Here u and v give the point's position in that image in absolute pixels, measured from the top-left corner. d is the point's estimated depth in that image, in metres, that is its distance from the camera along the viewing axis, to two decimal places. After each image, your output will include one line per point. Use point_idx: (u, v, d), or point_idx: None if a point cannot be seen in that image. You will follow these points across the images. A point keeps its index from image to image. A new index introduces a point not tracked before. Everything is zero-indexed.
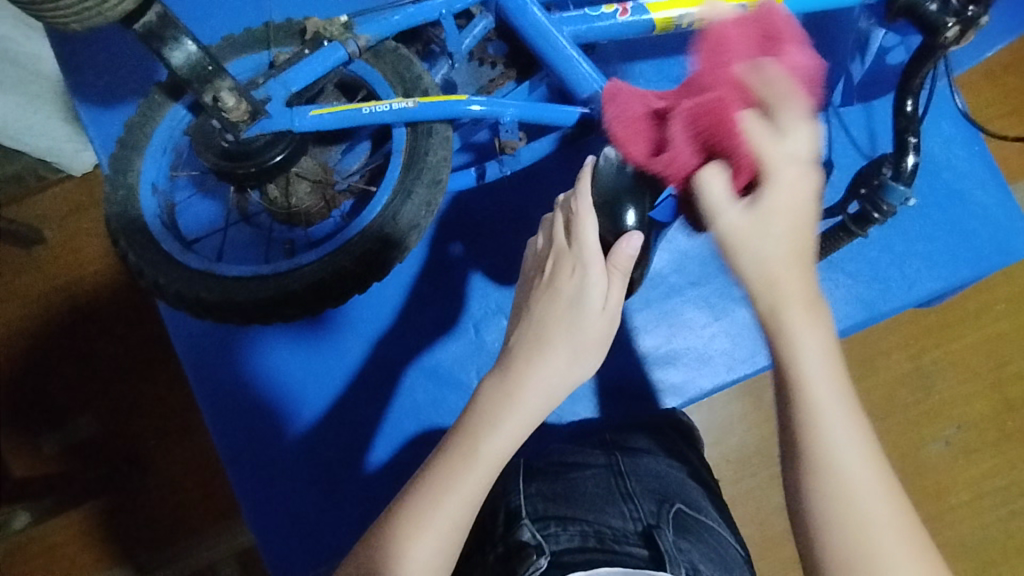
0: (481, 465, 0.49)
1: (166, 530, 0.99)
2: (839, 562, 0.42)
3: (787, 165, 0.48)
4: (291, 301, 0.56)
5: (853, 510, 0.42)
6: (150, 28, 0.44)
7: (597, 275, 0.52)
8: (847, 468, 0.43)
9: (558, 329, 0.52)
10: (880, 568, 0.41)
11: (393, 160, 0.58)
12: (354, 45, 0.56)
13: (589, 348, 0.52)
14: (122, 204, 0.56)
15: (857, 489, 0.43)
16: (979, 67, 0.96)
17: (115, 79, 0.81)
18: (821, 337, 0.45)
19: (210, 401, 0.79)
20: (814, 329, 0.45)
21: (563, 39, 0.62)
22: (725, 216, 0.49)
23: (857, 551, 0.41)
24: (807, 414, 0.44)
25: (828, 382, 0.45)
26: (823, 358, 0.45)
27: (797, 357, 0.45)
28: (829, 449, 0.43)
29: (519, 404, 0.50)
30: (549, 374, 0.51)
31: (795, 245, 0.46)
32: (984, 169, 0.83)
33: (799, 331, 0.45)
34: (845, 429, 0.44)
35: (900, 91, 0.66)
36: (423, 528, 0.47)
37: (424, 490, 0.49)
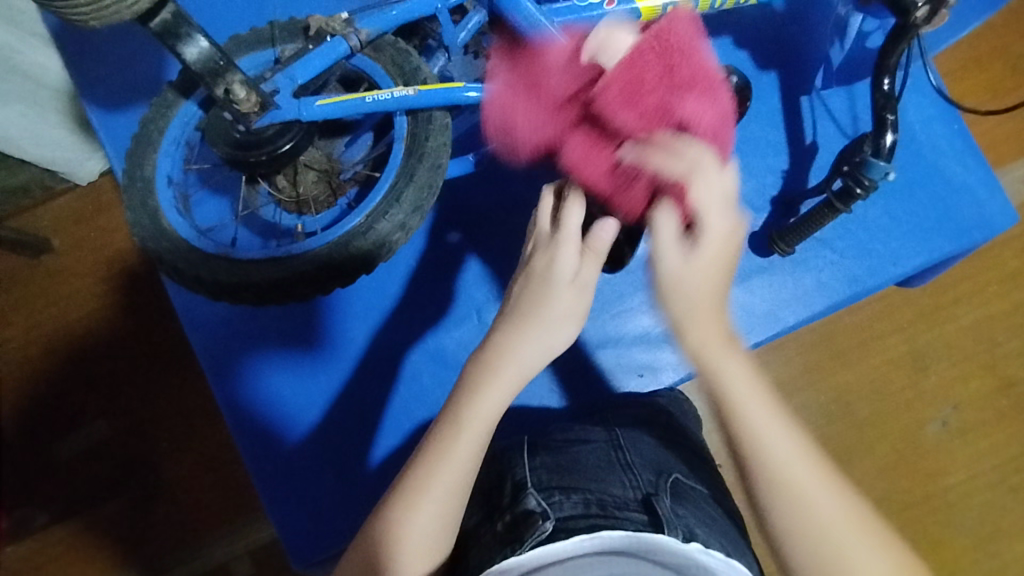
0: (471, 432, 0.53)
1: (183, 527, 1.02)
2: (791, 536, 0.51)
3: (723, 219, 0.55)
4: (304, 280, 0.59)
5: (798, 502, 0.51)
6: (165, 27, 0.47)
7: (567, 251, 0.56)
8: (782, 470, 0.52)
9: (534, 305, 0.55)
10: (816, 511, 0.51)
11: (396, 147, 0.61)
12: (355, 39, 0.59)
13: (566, 317, 0.55)
14: (140, 196, 0.60)
15: (796, 480, 0.52)
16: (961, 52, 0.99)
17: (127, 89, 0.85)
18: (739, 363, 0.54)
19: (223, 389, 0.81)
20: (738, 370, 0.54)
21: (553, 30, 0.64)
22: (667, 257, 0.55)
23: (795, 521, 0.51)
24: (750, 437, 0.53)
25: (754, 399, 0.54)
26: (746, 380, 0.54)
27: (723, 382, 0.54)
28: (773, 465, 0.52)
29: (500, 373, 0.54)
30: (530, 347, 0.55)
31: (718, 255, 0.55)
32: (963, 146, 0.86)
33: (719, 366, 0.54)
34: (783, 446, 0.53)
35: (877, 71, 0.69)
36: (424, 490, 0.52)
37: (424, 457, 0.53)
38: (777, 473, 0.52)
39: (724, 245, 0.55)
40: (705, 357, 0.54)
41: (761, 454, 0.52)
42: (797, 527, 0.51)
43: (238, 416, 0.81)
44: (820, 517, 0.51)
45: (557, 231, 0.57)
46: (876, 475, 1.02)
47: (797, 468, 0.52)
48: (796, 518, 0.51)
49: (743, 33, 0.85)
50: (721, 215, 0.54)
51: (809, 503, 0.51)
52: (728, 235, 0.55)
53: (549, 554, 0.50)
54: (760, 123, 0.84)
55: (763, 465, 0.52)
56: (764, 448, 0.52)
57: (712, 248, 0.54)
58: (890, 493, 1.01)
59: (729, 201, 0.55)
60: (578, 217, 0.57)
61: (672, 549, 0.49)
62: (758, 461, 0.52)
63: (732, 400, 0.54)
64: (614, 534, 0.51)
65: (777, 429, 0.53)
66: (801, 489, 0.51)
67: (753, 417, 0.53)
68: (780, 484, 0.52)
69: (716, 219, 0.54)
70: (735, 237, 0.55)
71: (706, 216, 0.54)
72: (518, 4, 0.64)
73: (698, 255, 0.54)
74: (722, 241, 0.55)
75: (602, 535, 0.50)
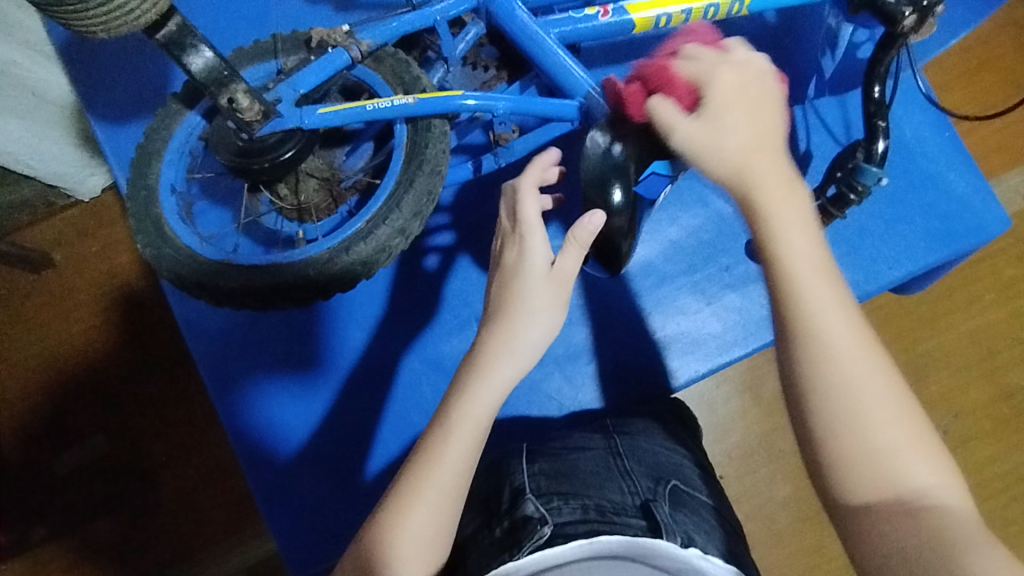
0: (459, 435, 0.52)
1: (181, 541, 1.01)
2: (828, 422, 0.45)
3: (718, 75, 0.54)
4: (305, 285, 0.60)
5: (839, 382, 0.45)
6: (171, 38, 0.49)
7: (535, 241, 0.57)
8: (836, 348, 0.46)
9: (515, 298, 0.56)
10: (860, 402, 0.45)
11: (396, 154, 0.62)
12: (357, 49, 0.61)
13: (544, 305, 0.56)
14: (144, 205, 0.61)
15: (847, 373, 0.45)
16: (951, 64, 1.01)
17: (131, 104, 0.86)
18: (801, 221, 0.49)
19: (223, 399, 0.81)
20: (796, 223, 0.49)
21: (550, 41, 0.66)
22: (680, 127, 0.54)
23: (838, 405, 0.45)
24: (783, 267, 0.48)
25: (808, 262, 0.48)
26: (806, 243, 0.48)
27: (778, 235, 0.48)
28: (819, 337, 0.46)
29: (492, 373, 0.53)
30: (512, 342, 0.54)
31: (776, 165, 0.50)
32: (956, 153, 0.87)
33: (776, 212, 0.49)
34: (834, 320, 0.46)
35: (867, 80, 0.70)
36: (417, 495, 0.51)
37: (416, 463, 0.52)
38: (816, 326, 0.46)
39: (749, 105, 0.52)
40: (757, 187, 0.50)
41: (809, 323, 0.46)
42: (834, 387, 0.45)
43: (238, 426, 0.81)
44: (873, 440, 0.44)
45: (524, 226, 0.58)
46: None
47: (858, 377, 0.45)
48: (827, 356, 0.46)
49: None
50: (757, 118, 0.52)
51: (856, 393, 0.45)
52: (755, 81, 0.54)
53: (548, 558, 0.50)
54: None
55: (812, 337, 0.46)
56: (814, 330, 0.46)
57: (730, 113, 0.52)
58: None
59: (768, 98, 0.53)
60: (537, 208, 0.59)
61: (672, 554, 0.50)
62: (795, 302, 0.47)
63: (772, 231, 0.48)
64: (611, 539, 0.51)
65: (829, 304, 0.47)
66: (857, 394, 0.45)
67: (795, 249, 0.48)
68: (813, 314, 0.46)
69: (735, 108, 0.52)
70: (776, 104, 0.53)
71: (708, 81, 0.54)
72: (514, 16, 0.65)
73: (724, 57, 0.55)
74: (747, 101, 0.53)
75: (601, 540, 0.51)
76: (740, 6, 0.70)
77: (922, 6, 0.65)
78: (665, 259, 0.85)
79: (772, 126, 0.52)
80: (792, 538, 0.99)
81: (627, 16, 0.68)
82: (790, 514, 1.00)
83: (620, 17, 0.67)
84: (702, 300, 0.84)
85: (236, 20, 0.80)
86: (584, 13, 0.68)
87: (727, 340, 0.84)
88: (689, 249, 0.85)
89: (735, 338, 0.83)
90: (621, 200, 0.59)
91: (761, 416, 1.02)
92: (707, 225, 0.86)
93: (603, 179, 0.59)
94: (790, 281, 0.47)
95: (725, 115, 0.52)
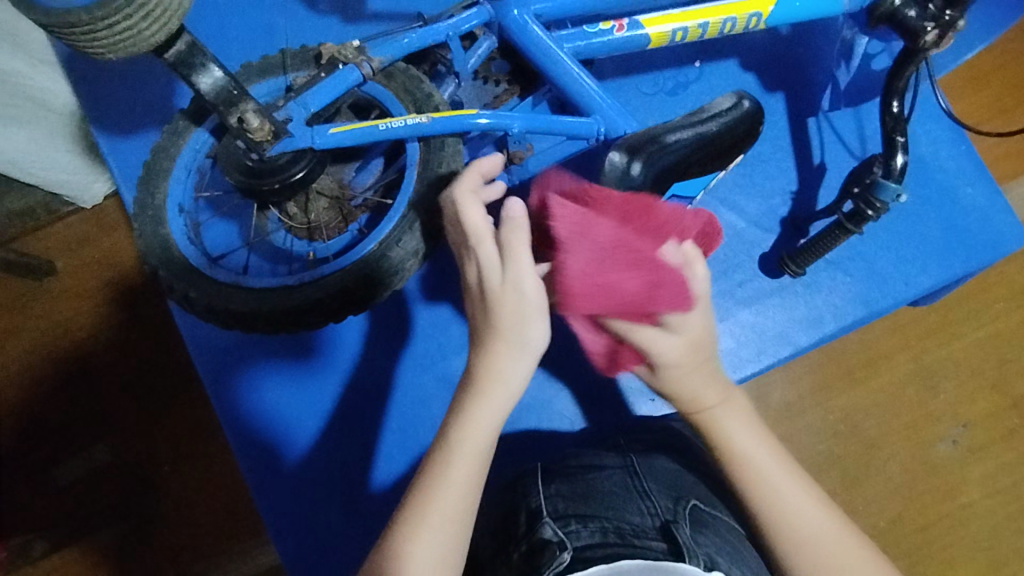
0: (461, 458, 0.51)
1: (182, 555, 1.00)
2: (804, 564, 0.51)
3: (698, 318, 0.53)
4: (316, 308, 0.58)
5: (799, 535, 0.52)
6: (180, 57, 0.48)
7: (483, 250, 0.52)
8: (792, 507, 0.53)
9: (499, 318, 0.51)
10: (825, 551, 0.51)
11: (408, 173, 0.61)
12: (368, 66, 0.59)
13: (518, 311, 0.51)
14: (151, 224, 0.60)
15: (809, 530, 0.52)
16: (964, 71, 0.99)
17: (134, 113, 0.85)
18: (743, 420, 0.56)
19: (229, 418, 0.80)
20: (739, 425, 0.56)
21: (563, 56, 0.65)
22: (662, 348, 0.53)
23: (805, 558, 0.51)
24: (737, 464, 0.55)
25: (757, 449, 0.55)
26: (751, 435, 0.56)
27: (728, 436, 0.55)
28: (775, 498, 0.53)
29: (480, 396, 0.51)
30: (497, 359, 0.51)
31: (705, 338, 0.54)
32: (971, 166, 0.86)
33: (723, 419, 0.56)
34: (789, 484, 0.54)
35: (886, 94, 0.70)
36: (423, 524, 0.49)
37: (419, 490, 0.51)
38: (760, 482, 0.54)
39: (704, 344, 0.54)
40: (684, 369, 0.54)
41: (748, 479, 0.54)
42: (788, 526, 0.52)
43: (244, 444, 0.80)
44: (840, 573, 0.51)
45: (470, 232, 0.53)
46: (887, 496, 1.00)
47: (802, 522, 0.52)
48: (776, 511, 0.53)
49: (749, 56, 0.85)
50: (697, 313, 0.52)
51: (817, 545, 0.51)
52: (698, 320, 0.53)
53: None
54: (768, 144, 0.84)
55: (759, 500, 0.53)
56: (772, 494, 0.53)
57: (700, 335, 0.53)
58: (902, 514, 1.00)
59: (705, 298, 0.52)
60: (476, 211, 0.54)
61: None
62: (738, 460, 0.55)
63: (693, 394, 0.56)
64: (633, 563, 0.52)
65: (755, 449, 0.55)
66: (807, 536, 0.52)
67: (724, 410, 0.56)
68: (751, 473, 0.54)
69: (693, 317, 0.52)
70: (708, 316, 0.53)
71: (699, 303, 0.52)
72: (527, 30, 0.64)
73: (686, 318, 0.52)
74: (699, 341, 0.53)
75: (621, 565, 0.52)
76: (757, 20, 0.69)
77: (944, 21, 0.63)
78: None
79: (710, 333, 0.54)
80: None
81: (642, 31, 0.67)
82: None
83: (634, 32, 0.67)
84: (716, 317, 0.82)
85: (242, 29, 0.79)
86: (599, 27, 0.67)
87: (741, 358, 0.81)
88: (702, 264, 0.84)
89: (750, 354, 0.81)
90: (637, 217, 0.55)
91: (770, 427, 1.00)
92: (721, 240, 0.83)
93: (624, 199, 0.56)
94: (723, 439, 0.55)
95: (698, 338, 0.53)
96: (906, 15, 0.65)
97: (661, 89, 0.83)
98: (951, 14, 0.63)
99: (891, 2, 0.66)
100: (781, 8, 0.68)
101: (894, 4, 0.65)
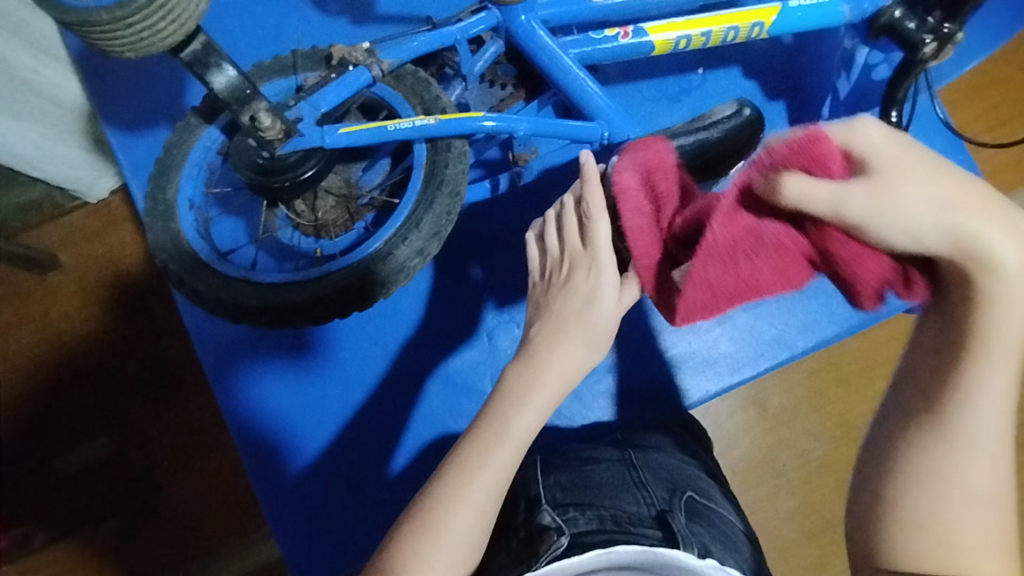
0: (512, 438, 0.52)
1: (182, 549, 1.01)
2: (945, 464, 0.46)
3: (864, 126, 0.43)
4: (323, 304, 0.60)
5: (970, 435, 0.45)
6: (195, 56, 0.49)
7: (611, 276, 0.54)
8: (983, 421, 0.45)
9: (572, 320, 0.55)
10: (965, 460, 0.45)
11: (416, 173, 0.62)
12: (378, 69, 0.61)
13: (604, 338, 0.55)
14: (162, 219, 0.61)
15: (972, 449, 0.45)
16: (964, 82, 1.01)
17: (149, 111, 0.87)
18: (1018, 308, 0.43)
19: (235, 412, 0.82)
20: (1019, 308, 0.43)
21: (569, 61, 0.66)
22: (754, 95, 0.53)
23: (941, 467, 0.46)
24: (978, 364, 0.44)
25: (1011, 353, 0.44)
26: (1017, 327, 0.43)
27: (1000, 315, 0.43)
28: (982, 390, 0.44)
29: (541, 386, 0.53)
30: (570, 361, 0.54)
31: (998, 240, 0.41)
32: (969, 175, 0.87)
33: (997, 295, 0.42)
34: (1002, 396, 0.44)
35: (885, 104, 0.71)
36: (461, 497, 0.50)
37: (456, 466, 0.52)
38: (967, 428, 0.45)
39: (909, 165, 0.42)
40: (986, 255, 0.41)
41: (971, 391, 0.45)
42: (942, 471, 0.46)
43: (250, 431, 0.81)
44: (954, 529, 0.46)
45: (598, 251, 0.55)
46: None
47: (976, 468, 0.45)
48: (958, 453, 0.45)
49: (753, 64, 0.86)
50: (957, 184, 0.42)
51: (970, 442, 0.45)
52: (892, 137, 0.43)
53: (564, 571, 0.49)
54: None
55: (957, 414, 0.45)
56: (980, 390, 0.44)
57: (903, 179, 0.41)
58: None
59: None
60: (610, 233, 0.55)
61: (686, 566, 0.50)
62: (970, 402, 0.45)
63: (983, 321, 0.43)
64: (629, 548, 0.51)
65: (1000, 390, 0.44)
66: (954, 501, 0.46)
67: (1002, 328, 0.43)
68: (967, 410, 0.45)
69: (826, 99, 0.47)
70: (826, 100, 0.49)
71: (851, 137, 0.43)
72: (533, 35, 0.65)
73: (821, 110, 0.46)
74: (904, 161, 0.42)
75: (616, 549, 0.51)
76: (760, 29, 0.70)
77: (942, 34, 0.65)
78: None
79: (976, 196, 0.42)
80: (795, 553, 0.99)
81: (647, 38, 0.68)
82: (797, 527, 1.00)
83: (640, 39, 0.68)
84: (714, 320, 0.84)
85: (255, 29, 0.80)
86: (604, 34, 0.69)
87: (738, 360, 0.84)
88: None
89: (746, 356, 0.83)
90: None
91: (768, 430, 1.01)
92: None
93: (623, 203, 0.58)
94: (973, 390, 0.45)
95: (899, 184, 0.41)
96: (906, 27, 0.66)
97: (665, 94, 0.84)
98: (949, 28, 0.64)
99: (891, 14, 0.67)
100: (783, 18, 0.70)
101: (894, 16, 0.66)
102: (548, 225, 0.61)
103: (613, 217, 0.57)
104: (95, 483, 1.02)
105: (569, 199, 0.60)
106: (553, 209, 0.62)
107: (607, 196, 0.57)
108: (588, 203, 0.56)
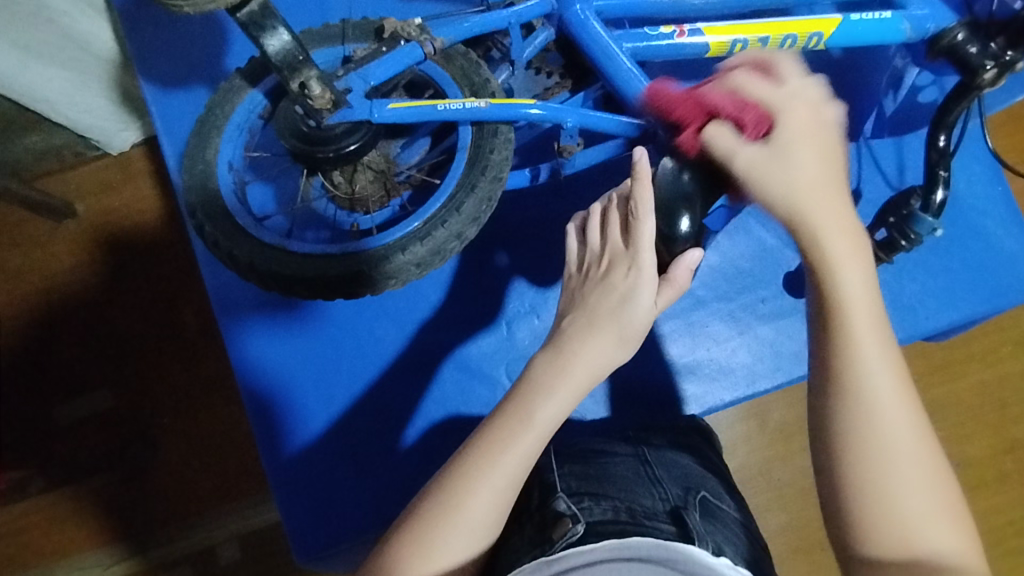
0: (536, 428, 0.51)
1: (175, 506, 1.01)
2: (874, 431, 0.48)
3: (802, 89, 0.56)
4: (357, 277, 0.59)
5: (863, 388, 0.49)
6: (252, 17, 0.49)
7: (650, 277, 0.54)
8: (877, 377, 0.49)
9: (607, 316, 0.54)
10: (882, 416, 0.48)
11: (459, 156, 0.62)
12: (431, 46, 0.60)
13: (635, 336, 0.54)
14: (201, 178, 0.60)
15: (876, 406, 0.48)
16: (1008, 112, 0.99)
17: (180, 68, 0.85)
18: (861, 269, 0.51)
19: (249, 374, 0.81)
20: (859, 268, 0.51)
21: (625, 59, 0.65)
22: (743, 152, 0.55)
23: (867, 434, 0.48)
24: (841, 336, 0.50)
25: (863, 300, 0.50)
26: (863, 288, 0.50)
27: (838, 276, 0.50)
28: (853, 335, 0.49)
29: (571, 379, 0.52)
30: (600, 356, 0.53)
31: (837, 207, 0.52)
32: (1007, 209, 0.86)
33: (838, 254, 0.50)
34: (877, 354, 0.49)
35: (934, 126, 0.69)
36: (480, 482, 0.50)
37: (478, 449, 0.51)
38: (861, 370, 0.49)
39: (824, 138, 0.54)
40: (819, 222, 0.51)
41: (845, 342, 0.50)
42: (863, 450, 0.48)
43: (261, 396, 0.81)
44: (897, 500, 0.47)
45: (639, 251, 0.55)
46: None
47: (888, 430, 0.48)
48: (873, 493, 0.47)
49: None
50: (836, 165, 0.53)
51: (879, 403, 0.48)
52: (819, 115, 0.55)
53: (579, 555, 0.49)
54: None
55: (851, 369, 0.49)
56: (854, 342, 0.49)
57: (797, 150, 0.53)
58: None
59: (824, 124, 0.55)
60: (652, 233, 0.56)
61: (705, 564, 0.48)
62: (850, 351, 0.49)
63: (838, 283, 0.50)
64: (643, 540, 0.50)
65: (910, 467, 0.47)
66: (892, 462, 0.47)
67: (850, 283, 0.50)
68: (885, 502, 0.47)
69: (801, 117, 0.55)
70: (823, 120, 0.55)
71: (780, 111, 0.55)
72: (586, 24, 0.65)
73: (784, 88, 0.56)
74: (821, 133, 0.54)
75: (631, 541, 0.50)
76: (818, 40, 0.69)
77: (1003, 62, 0.63)
78: (702, 284, 0.85)
79: (841, 176, 0.53)
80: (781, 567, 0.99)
81: (703, 38, 0.67)
82: (785, 543, 0.99)
83: (695, 39, 0.67)
84: (734, 329, 0.84)
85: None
86: (659, 30, 0.67)
87: (755, 371, 0.83)
88: (727, 275, 0.85)
89: (764, 369, 0.83)
90: (688, 230, 0.56)
91: (767, 444, 1.01)
92: (749, 252, 0.86)
93: (671, 205, 0.56)
94: (839, 330, 0.50)
95: (793, 151, 0.53)
96: (968, 51, 0.64)
97: None
98: (1012, 55, 0.62)
99: (952, 36, 0.65)
100: (843, 30, 0.68)
101: (956, 38, 0.65)
102: (591, 218, 0.60)
103: (660, 218, 0.56)
104: (94, 435, 1.03)
105: (614, 199, 0.59)
106: (599, 203, 0.61)
107: (657, 199, 0.56)
108: (636, 202, 0.56)
